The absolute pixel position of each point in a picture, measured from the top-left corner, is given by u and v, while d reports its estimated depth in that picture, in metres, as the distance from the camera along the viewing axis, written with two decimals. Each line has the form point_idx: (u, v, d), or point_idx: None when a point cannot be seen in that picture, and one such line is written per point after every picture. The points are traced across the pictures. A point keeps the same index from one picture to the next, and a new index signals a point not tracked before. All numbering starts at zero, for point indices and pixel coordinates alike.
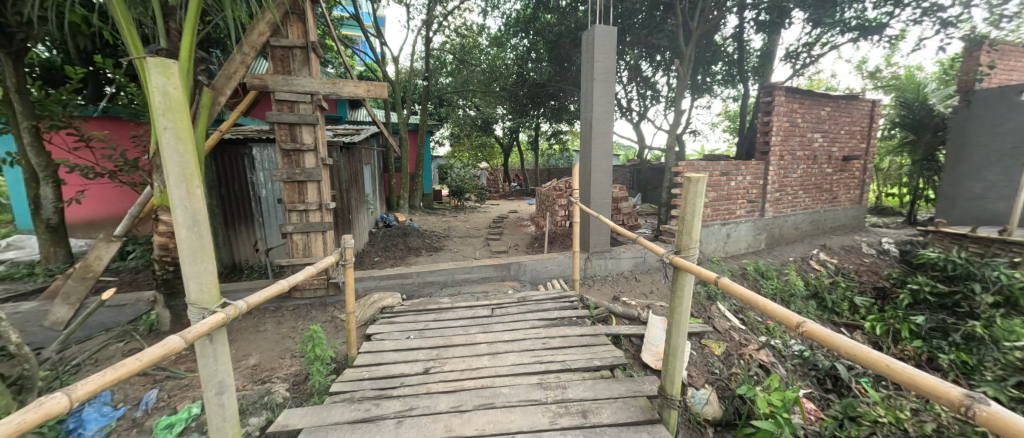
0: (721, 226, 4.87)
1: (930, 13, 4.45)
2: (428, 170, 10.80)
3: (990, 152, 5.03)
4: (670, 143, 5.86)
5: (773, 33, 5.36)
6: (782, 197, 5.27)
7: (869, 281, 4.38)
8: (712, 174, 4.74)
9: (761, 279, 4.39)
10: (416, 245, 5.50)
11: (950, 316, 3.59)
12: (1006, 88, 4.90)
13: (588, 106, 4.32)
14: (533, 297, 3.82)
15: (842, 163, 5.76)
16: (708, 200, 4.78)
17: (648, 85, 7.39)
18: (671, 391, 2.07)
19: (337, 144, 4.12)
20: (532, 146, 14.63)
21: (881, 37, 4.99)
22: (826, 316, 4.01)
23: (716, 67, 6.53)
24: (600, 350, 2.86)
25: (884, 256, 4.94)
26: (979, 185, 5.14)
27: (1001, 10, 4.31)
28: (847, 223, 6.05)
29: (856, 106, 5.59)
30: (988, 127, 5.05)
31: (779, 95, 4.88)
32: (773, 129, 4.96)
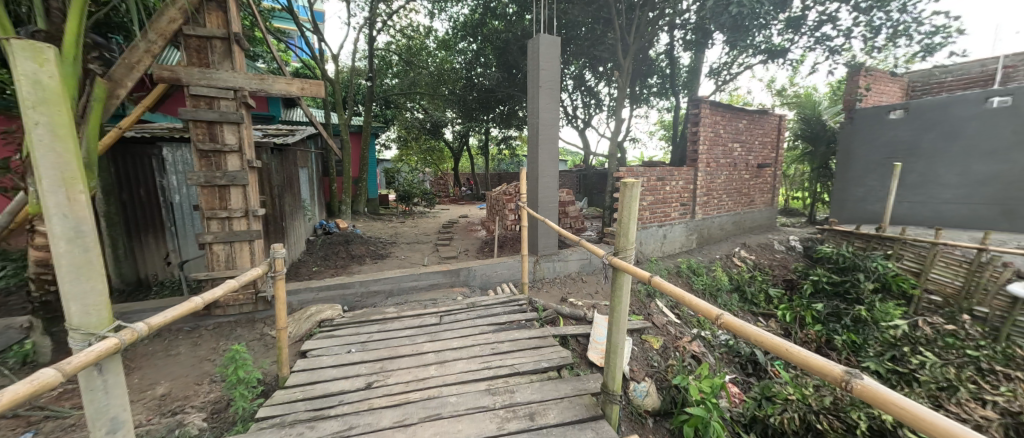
0: (658, 227, 5.23)
1: (821, 42, 5.18)
2: (373, 174, 10.33)
3: (868, 162, 5.98)
4: (612, 149, 6.19)
5: (699, 51, 5.90)
6: (709, 201, 5.79)
7: (781, 274, 4.95)
8: (649, 179, 5.08)
9: (693, 275, 4.76)
10: (360, 252, 5.22)
11: (842, 302, 4.18)
12: (877, 108, 5.85)
13: (534, 112, 4.41)
14: (483, 302, 3.80)
15: (757, 169, 6.48)
16: (647, 203, 5.11)
17: (591, 94, 7.75)
18: (612, 387, 2.17)
19: (267, 145, 3.79)
20: (482, 150, 14.67)
21: (785, 60, 5.70)
22: (747, 307, 4.46)
23: (652, 81, 7.04)
24: (547, 352, 2.91)
25: (792, 252, 5.61)
26: (861, 189, 6.05)
27: (873, 42, 5.14)
28: (763, 224, 6.80)
29: (767, 119, 6.33)
30: (867, 141, 5.99)
31: (704, 108, 5.36)
32: (700, 139, 5.43)
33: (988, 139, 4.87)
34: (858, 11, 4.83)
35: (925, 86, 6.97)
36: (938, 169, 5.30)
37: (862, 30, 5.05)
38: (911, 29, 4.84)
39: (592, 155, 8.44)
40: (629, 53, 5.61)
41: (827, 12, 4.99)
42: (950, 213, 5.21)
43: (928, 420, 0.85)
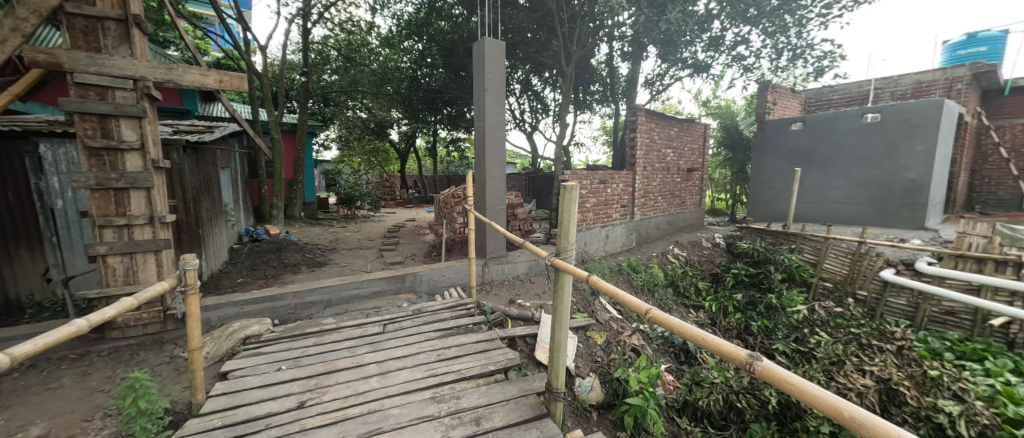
0: (601, 228, 5.48)
1: (737, 60, 5.79)
2: (310, 175, 9.64)
3: (775, 167, 6.77)
4: (558, 152, 6.39)
5: (636, 62, 6.31)
6: (646, 202, 6.19)
7: (708, 269, 5.43)
8: (592, 182, 5.30)
9: (633, 272, 5.05)
10: (294, 260, 4.83)
11: (757, 291, 4.70)
12: (782, 120, 6.66)
13: (480, 114, 4.41)
14: (429, 308, 3.71)
15: (687, 173, 7.07)
16: (590, 205, 5.34)
17: (537, 99, 7.94)
18: (556, 385, 2.22)
19: (179, 143, 3.37)
20: (431, 152, 14.35)
21: (708, 74, 6.29)
22: (680, 300, 4.82)
23: (593, 88, 7.38)
24: (494, 354, 2.92)
25: (717, 247, 6.18)
26: (772, 191, 6.84)
27: (777, 63, 5.85)
28: (693, 223, 7.42)
29: (695, 127, 6.94)
30: (774, 149, 6.79)
31: (640, 116, 5.74)
32: (637, 144, 5.79)
33: (865, 149, 5.77)
34: (765, 34, 5.47)
35: (817, 103, 8.10)
36: (829, 173, 6.17)
37: (769, 52, 5.73)
38: (806, 53, 5.58)
39: (539, 158, 8.63)
40: (571, 61, 5.83)
41: (741, 33, 5.60)
42: (838, 211, 6.08)
43: (809, 392, 0.99)
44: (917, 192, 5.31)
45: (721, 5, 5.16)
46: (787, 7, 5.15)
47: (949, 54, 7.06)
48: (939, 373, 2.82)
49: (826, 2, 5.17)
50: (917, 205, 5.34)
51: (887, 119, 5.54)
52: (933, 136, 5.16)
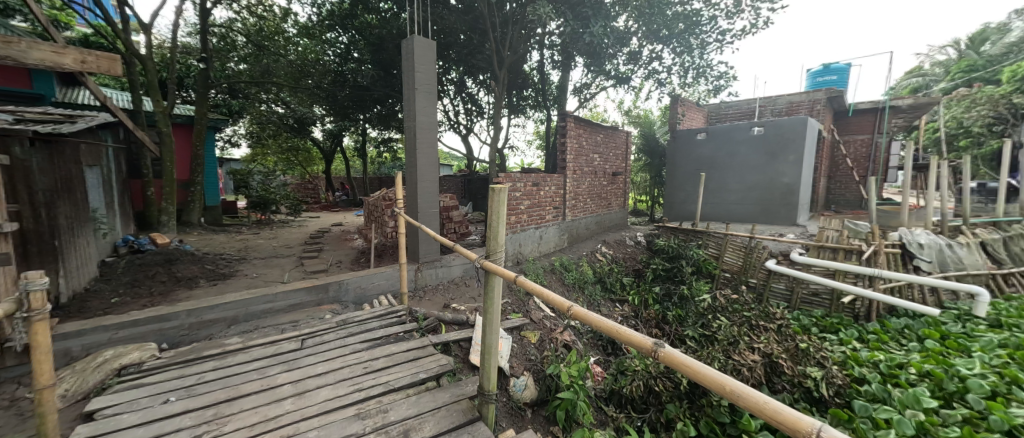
0: (535, 229, 5.64)
1: (652, 74, 6.39)
2: (212, 176, 8.48)
3: (685, 171, 7.58)
4: (492, 155, 6.44)
5: (565, 70, 6.65)
6: (576, 204, 6.52)
7: (631, 265, 5.88)
8: (525, 184, 5.43)
9: (565, 271, 5.27)
10: (190, 273, 4.19)
11: (671, 283, 5.21)
12: (690, 130, 7.48)
13: (410, 114, 4.26)
14: (355, 318, 3.47)
15: (612, 176, 7.62)
16: (524, 207, 5.46)
17: (471, 101, 7.93)
18: (488, 387, 2.22)
19: (24, 133, 2.72)
20: (360, 152, 13.54)
21: (629, 86, 6.85)
22: (607, 295, 5.16)
23: (525, 93, 7.59)
24: (426, 361, 2.83)
25: (639, 245, 6.73)
26: (683, 194, 7.64)
27: (685, 79, 6.57)
28: (618, 223, 8.01)
29: (618, 134, 7.49)
30: (683, 155, 7.60)
31: (569, 122, 6.02)
32: (566, 149, 6.08)
33: (753, 157, 6.73)
34: (675, 53, 6.12)
35: (718, 116, 9.27)
36: (726, 178, 7.08)
37: (678, 69, 6.42)
38: (706, 72, 6.37)
39: (474, 161, 8.61)
40: (503, 66, 5.94)
41: (655, 51, 6.18)
42: (734, 210, 7.02)
43: (699, 371, 1.13)
44: (792, 194, 6.34)
45: (639, 24, 5.66)
46: (691, 31, 5.81)
47: (808, 81, 8.56)
48: (807, 345, 3.39)
49: (721, 29, 5.94)
50: (791, 204, 6.37)
51: (769, 132, 6.52)
52: (802, 147, 6.20)
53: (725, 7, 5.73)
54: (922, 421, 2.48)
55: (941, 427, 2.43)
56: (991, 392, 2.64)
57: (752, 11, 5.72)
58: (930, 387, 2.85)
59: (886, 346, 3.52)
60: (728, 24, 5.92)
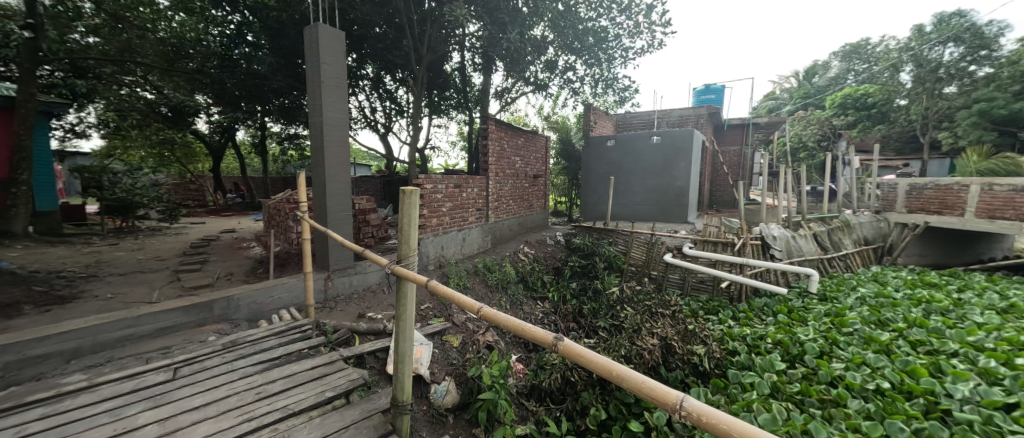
0: (457, 231, 5.58)
1: (567, 83, 6.79)
2: (45, 173, 6.73)
3: (597, 175, 8.22)
4: (412, 156, 6.22)
5: (486, 73, 6.73)
6: (499, 206, 6.62)
7: (551, 263, 6.16)
8: (447, 186, 5.35)
9: (488, 272, 5.31)
10: (8, 298, 3.26)
11: (586, 279, 5.59)
12: (601, 137, 8.12)
13: (316, 109, 3.89)
14: (249, 337, 3.05)
15: (533, 179, 7.92)
16: (446, 209, 5.37)
17: (389, 99, 7.57)
18: (402, 398, 2.15)
19: None
20: (259, 149, 11.97)
21: (548, 93, 7.18)
22: (529, 294, 5.33)
23: (447, 94, 7.48)
24: (334, 378, 2.61)
25: (558, 244, 7.09)
26: (596, 195, 8.26)
27: (596, 89, 7.12)
28: (540, 223, 8.34)
29: (538, 139, 7.81)
30: (596, 160, 8.24)
31: (491, 125, 6.10)
32: (488, 151, 6.14)
33: (652, 163, 7.57)
34: (587, 64, 6.59)
35: (625, 125, 10.22)
36: (631, 181, 7.84)
37: (589, 80, 6.93)
38: (613, 84, 6.99)
39: (394, 161, 8.22)
40: (422, 64, 5.81)
41: (569, 61, 6.59)
42: (638, 210, 7.81)
43: (593, 360, 1.23)
44: (683, 196, 7.28)
45: (554, 34, 5.99)
46: (600, 46, 6.32)
47: (693, 98, 10.03)
48: (694, 326, 3.91)
49: (625, 47, 6.57)
50: (683, 205, 7.30)
51: (665, 141, 7.39)
52: (691, 156, 7.16)
53: (628, 27, 6.35)
54: (775, 381, 3.09)
55: (787, 383, 3.08)
56: (818, 352, 3.42)
57: (650, 33, 6.42)
58: (781, 352, 3.54)
59: (752, 322, 4.23)
60: (631, 42, 6.57)
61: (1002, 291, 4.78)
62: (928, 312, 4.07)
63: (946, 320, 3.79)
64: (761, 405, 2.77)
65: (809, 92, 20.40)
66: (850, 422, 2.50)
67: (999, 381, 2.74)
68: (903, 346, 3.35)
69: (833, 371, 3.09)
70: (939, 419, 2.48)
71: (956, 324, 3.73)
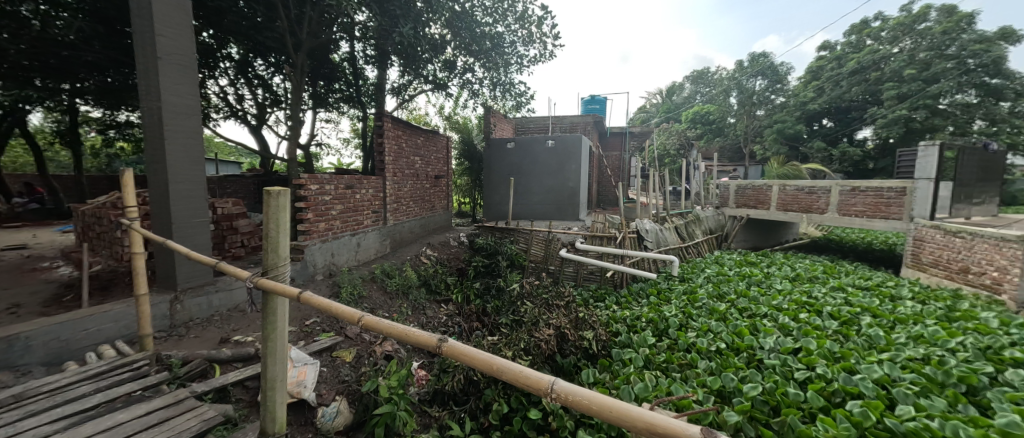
0: (351, 236, 5.14)
1: (467, 85, 6.82)
2: None
3: (498, 176, 8.46)
4: (293, 154, 5.50)
5: (380, 67, 6.36)
6: (398, 208, 6.30)
7: (455, 265, 6.12)
8: (337, 187, 4.88)
9: (387, 278, 5.00)
10: None
11: (489, 279, 5.71)
12: (501, 140, 8.38)
13: (151, 92, 3.14)
14: (47, 385, 2.29)
15: (435, 179, 7.76)
16: (336, 212, 4.90)
17: (263, 87, 6.59)
18: (273, 429, 1.88)
19: None
20: (66, 138, 9.13)
21: (448, 93, 7.11)
22: (431, 297, 5.20)
23: (335, 86, 6.84)
24: (182, 421, 2.13)
25: (462, 245, 7.06)
26: (498, 196, 8.50)
27: (495, 93, 7.32)
28: (442, 225, 8.20)
29: (438, 139, 7.69)
30: (497, 161, 8.46)
31: (387, 122, 5.76)
32: (384, 150, 5.81)
33: (548, 165, 8.10)
34: (485, 68, 6.73)
35: (524, 128, 10.75)
36: (529, 182, 8.26)
37: (488, 83, 7.10)
38: (511, 89, 7.28)
39: (270, 159, 7.17)
40: (301, 51, 5.22)
41: (467, 63, 6.62)
42: (536, 210, 8.27)
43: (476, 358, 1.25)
44: (574, 196, 7.97)
45: (450, 34, 5.97)
46: (496, 50, 6.51)
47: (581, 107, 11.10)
48: (584, 313, 4.30)
49: (520, 54, 6.89)
50: (575, 204, 7.99)
51: (559, 146, 7.99)
52: (580, 159, 7.91)
53: (521, 35, 6.67)
54: (647, 354, 3.61)
55: (656, 354, 3.63)
56: (678, 325, 4.10)
57: (542, 43, 6.85)
58: (652, 328, 4.15)
59: (631, 305, 4.84)
60: (525, 50, 6.92)
61: (792, 264, 6.44)
62: (749, 284, 5.23)
63: (759, 289, 4.93)
64: (637, 376, 3.19)
65: (671, 108, 24.40)
66: (700, 380, 3.05)
67: (790, 332, 3.69)
68: (734, 313, 4.24)
69: (688, 339, 3.74)
70: (756, 366, 3.21)
71: (765, 292, 4.88)
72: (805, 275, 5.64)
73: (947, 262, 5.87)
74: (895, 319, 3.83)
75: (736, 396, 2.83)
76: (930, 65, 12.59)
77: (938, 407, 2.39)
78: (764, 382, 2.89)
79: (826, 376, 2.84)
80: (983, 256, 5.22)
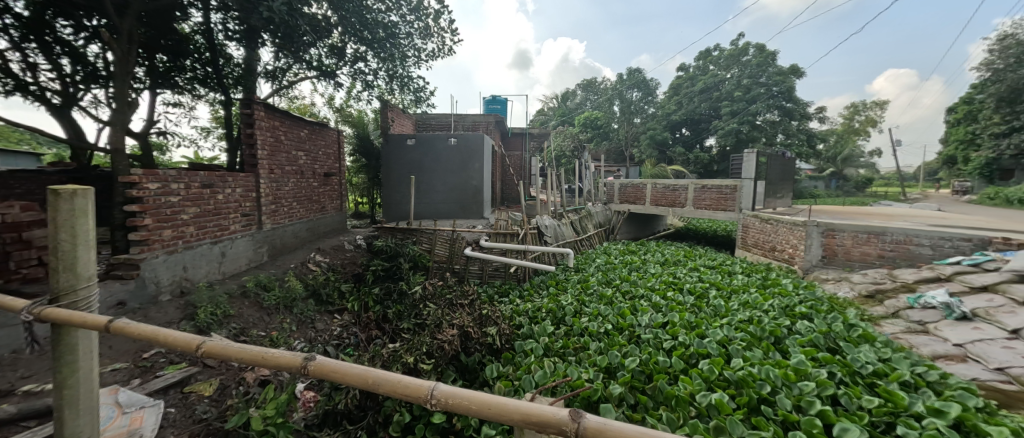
0: (212, 245, 4.31)
1: (359, 74, 6.30)
2: None
3: (399, 174, 8.04)
4: (121, 144, 4.34)
5: (250, 47, 5.46)
6: (277, 209, 5.48)
7: (350, 270, 5.59)
8: (188, 186, 4.02)
9: (263, 291, 4.30)
10: None
11: (390, 282, 5.36)
12: (401, 136, 7.98)
13: None
14: None
15: (324, 177, 6.99)
16: (189, 217, 4.05)
17: (71, 56, 5.06)
18: None
19: None
20: None
21: (337, 82, 6.48)
22: (322, 308, 4.66)
23: (185, 63, 5.66)
24: None
25: (359, 248, 6.50)
26: (398, 195, 8.09)
27: (392, 87, 6.93)
28: (335, 227, 7.42)
29: (326, 132, 6.97)
30: (397, 158, 8.02)
31: (258, 110, 5.00)
32: (257, 143, 5.03)
33: (451, 163, 7.99)
34: (379, 58, 6.30)
35: (426, 125, 10.44)
36: (432, 180, 8.04)
37: (384, 75, 6.68)
38: (408, 83, 6.98)
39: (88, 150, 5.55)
40: (128, 14, 4.17)
41: (359, 51, 6.11)
42: (440, 209, 8.08)
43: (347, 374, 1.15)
44: (478, 194, 8.03)
45: (336, 17, 5.44)
46: (391, 40, 6.16)
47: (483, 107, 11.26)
48: (487, 310, 4.34)
49: (417, 47, 6.65)
50: (479, 202, 8.06)
51: (461, 144, 7.94)
52: (482, 158, 7.99)
53: (418, 28, 6.43)
54: (546, 342, 3.83)
55: (555, 341, 3.87)
56: (573, 312, 4.45)
57: (440, 38, 6.72)
58: (551, 317, 4.43)
59: (532, 298, 5.08)
60: (423, 43, 6.69)
61: (662, 251, 7.58)
62: (631, 270, 5.97)
63: (638, 274, 5.67)
64: (537, 364, 3.36)
65: (566, 113, 26.50)
66: (591, 361, 3.35)
67: (660, 309, 4.32)
68: (619, 297, 4.79)
69: (582, 324, 4.09)
70: (635, 341, 3.68)
71: (643, 276, 5.63)
72: (671, 259, 6.67)
73: (762, 243, 7.61)
74: (732, 290, 4.80)
75: (620, 370, 3.19)
76: (750, 90, 16.22)
77: (758, 356, 3.06)
78: (641, 355, 3.32)
79: (685, 343, 3.41)
80: (784, 238, 6.90)
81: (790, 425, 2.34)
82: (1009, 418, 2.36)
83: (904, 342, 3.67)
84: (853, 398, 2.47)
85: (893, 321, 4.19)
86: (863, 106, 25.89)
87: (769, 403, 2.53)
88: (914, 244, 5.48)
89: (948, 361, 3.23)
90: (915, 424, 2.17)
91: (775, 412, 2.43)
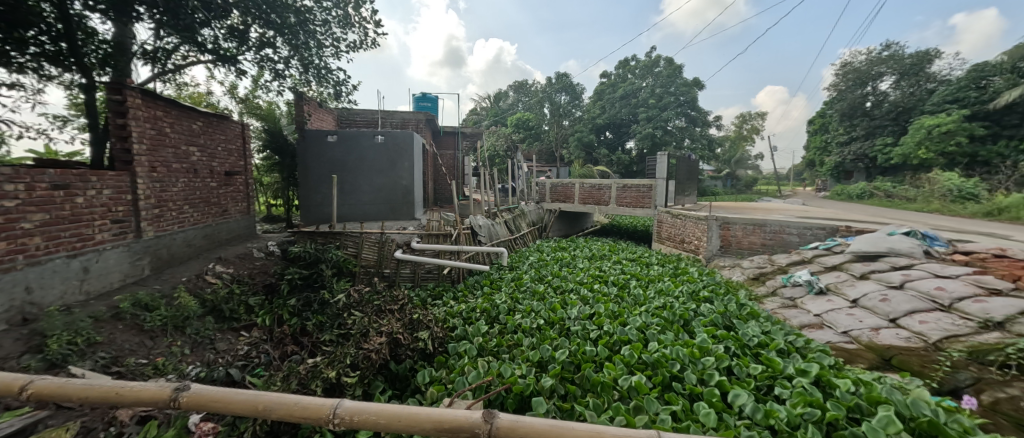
0: (69, 259, 3.53)
1: (267, 62, 5.66)
2: None
3: (319, 173, 7.42)
4: None
5: (122, 23, 4.61)
6: (162, 214, 4.70)
7: (260, 281, 4.98)
8: (30, 186, 3.24)
9: (143, 312, 3.63)
10: None
11: (309, 290, 4.88)
12: (320, 132, 7.33)
13: None
14: None
15: (225, 177, 6.15)
16: (34, 225, 3.27)
17: None
18: None
19: None
20: None
21: (239, 70, 5.76)
22: (224, 326, 4.07)
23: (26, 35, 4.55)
24: None
25: (271, 256, 5.82)
26: (320, 196, 7.46)
27: (307, 78, 6.35)
28: (241, 234, 6.56)
29: (227, 125, 6.15)
30: (317, 156, 7.38)
31: (132, 97, 4.24)
32: (132, 136, 4.26)
33: (378, 162, 7.57)
34: (290, 45, 5.72)
35: (350, 121, 9.75)
36: (358, 180, 7.53)
37: (297, 65, 6.08)
38: (327, 75, 6.45)
39: None
40: None
41: (265, 36, 5.50)
42: (367, 210, 7.61)
43: (214, 402, 1.34)
44: (409, 194, 7.74)
45: None
46: (303, 27, 5.65)
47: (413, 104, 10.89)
48: (418, 314, 4.16)
49: (336, 36, 6.18)
50: (409, 203, 7.76)
51: (389, 141, 7.55)
52: (412, 157, 7.71)
53: (336, 16, 5.99)
54: (481, 342, 3.82)
55: (488, 341, 3.87)
56: (507, 310, 4.51)
57: (361, 28, 6.33)
58: (485, 317, 4.43)
59: (466, 299, 5.03)
60: (342, 33, 6.24)
61: (589, 247, 8.03)
62: (561, 267, 6.23)
63: (568, 270, 5.94)
64: (471, 365, 3.33)
65: (498, 113, 26.81)
66: (523, 357, 3.41)
67: (588, 302, 4.58)
68: (550, 292, 4.98)
69: (515, 321, 4.16)
70: (565, 334, 3.83)
71: (572, 271, 5.93)
72: (597, 254, 7.11)
73: (674, 237, 8.48)
74: (648, 280, 5.26)
75: (550, 363, 3.29)
76: (662, 98, 17.99)
77: (670, 338, 3.39)
78: (571, 346, 3.47)
79: (610, 331, 3.64)
80: (691, 232, 7.75)
81: (695, 397, 2.63)
82: (851, 371, 2.93)
83: (781, 316, 4.36)
84: (742, 367, 2.86)
85: (773, 299, 4.95)
86: (750, 116, 30.23)
87: (678, 379, 2.82)
88: (787, 233, 6.54)
89: (810, 329, 3.92)
90: (787, 384, 2.58)
91: (684, 387, 2.71)
